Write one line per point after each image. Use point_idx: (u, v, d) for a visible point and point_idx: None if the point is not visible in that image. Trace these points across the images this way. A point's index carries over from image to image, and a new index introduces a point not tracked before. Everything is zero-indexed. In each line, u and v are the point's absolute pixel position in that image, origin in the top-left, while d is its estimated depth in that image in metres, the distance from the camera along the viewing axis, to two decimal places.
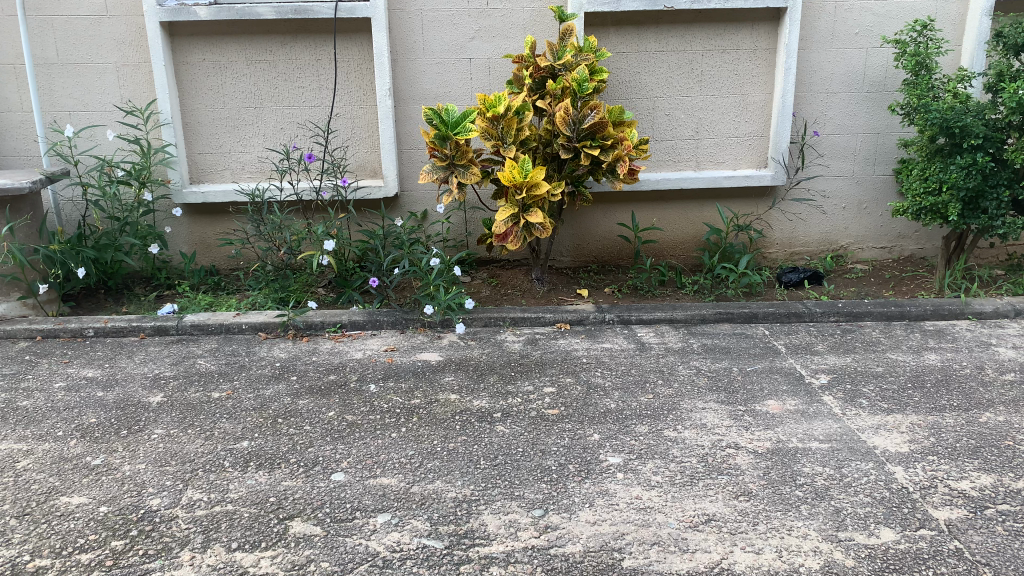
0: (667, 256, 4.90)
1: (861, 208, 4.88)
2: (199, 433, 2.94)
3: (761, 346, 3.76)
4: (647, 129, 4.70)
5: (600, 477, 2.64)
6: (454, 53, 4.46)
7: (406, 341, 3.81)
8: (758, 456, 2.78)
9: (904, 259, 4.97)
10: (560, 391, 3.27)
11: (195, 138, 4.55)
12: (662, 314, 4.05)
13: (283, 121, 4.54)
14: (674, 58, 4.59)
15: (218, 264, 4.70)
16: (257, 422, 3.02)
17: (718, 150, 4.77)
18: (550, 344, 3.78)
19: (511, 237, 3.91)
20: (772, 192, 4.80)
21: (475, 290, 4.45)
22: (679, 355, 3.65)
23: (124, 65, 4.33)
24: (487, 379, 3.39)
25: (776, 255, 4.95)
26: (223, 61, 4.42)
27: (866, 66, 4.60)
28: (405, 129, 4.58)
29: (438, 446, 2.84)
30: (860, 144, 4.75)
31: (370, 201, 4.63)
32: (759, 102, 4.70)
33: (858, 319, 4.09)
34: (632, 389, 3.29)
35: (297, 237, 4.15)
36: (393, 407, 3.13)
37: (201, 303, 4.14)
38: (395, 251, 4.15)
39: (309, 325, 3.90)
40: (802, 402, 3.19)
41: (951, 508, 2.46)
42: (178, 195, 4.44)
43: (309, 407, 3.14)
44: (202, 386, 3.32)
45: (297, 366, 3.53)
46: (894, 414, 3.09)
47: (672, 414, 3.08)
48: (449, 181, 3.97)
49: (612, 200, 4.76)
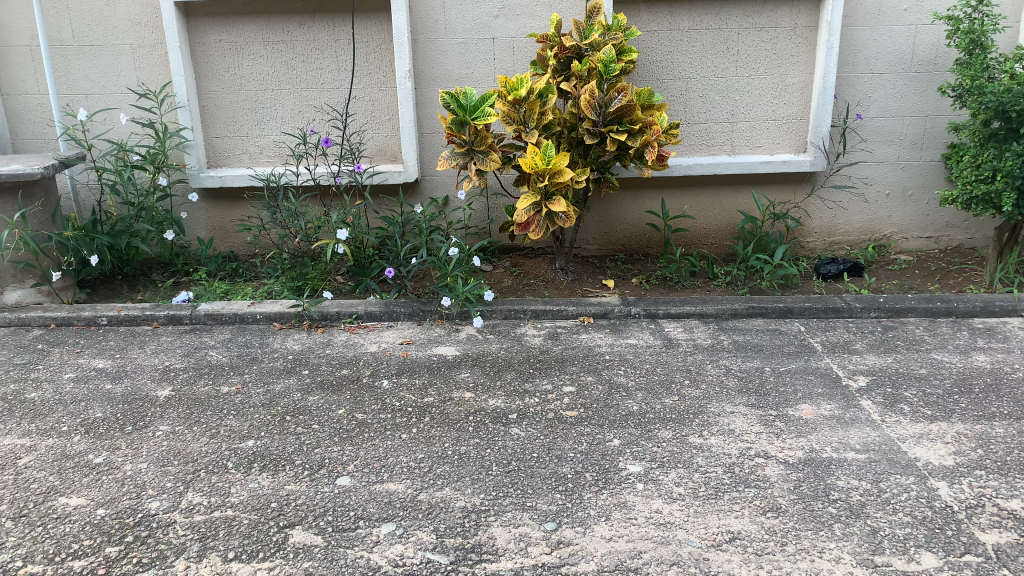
0: (698, 245, 4.69)
1: (906, 195, 4.60)
2: (204, 430, 2.84)
3: (796, 344, 3.55)
4: (679, 112, 4.49)
5: (619, 488, 2.49)
6: (476, 33, 4.28)
7: (423, 334, 3.68)
8: (789, 467, 2.61)
9: (952, 251, 4.68)
10: (580, 391, 3.12)
11: (212, 122, 4.45)
12: (691, 307, 3.85)
13: (300, 104, 4.42)
14: (708, 36, 4.35)
15: (237, 250, 4.61)
16: (265, 419, 2.92)
17: (754, 134, 4.53)
18: (572, 338, 3.62)
19: (533, 227, 3.74)
20: (811, 178, 4.55)
21: (496, 280, 4.30)
22: (707, 353, 3.46)
23: (140, 47, 4.23)
24: (504, 376, 3.24)
25: (814, 245, 4.70)
26: (240, 43, 4.30)
27: (915, 44, 4.31)
28: (425, 113, 4.42)
29: (449, 450, 2.70)
30: (907, 128, 4.46)
31: (389, 186, 4.50)
32: (798, 83, 4.44)
33: (901, 316, 3.84)
34: (656, 389, 3.12)
35: (313, 224, 4.04)
36: (405, 406, 3.01)
37: (217, 291, 4.07)
38: (413, 240, 4.01)
39: (325, 317, 3.79)
40: (838, 407, 3.00)
41: (1000, 531, 2.26)
42: (195, 180, 4.35)
43: (319, 403, 3.03)
44: (211, 380, 3.24)
45: (310, 360, 3.43)
46: (938, 422, 2.88)
47: (698, 419, 2.90)
48: (469, 167, 3.82)
49: (642, 186, 4.56)
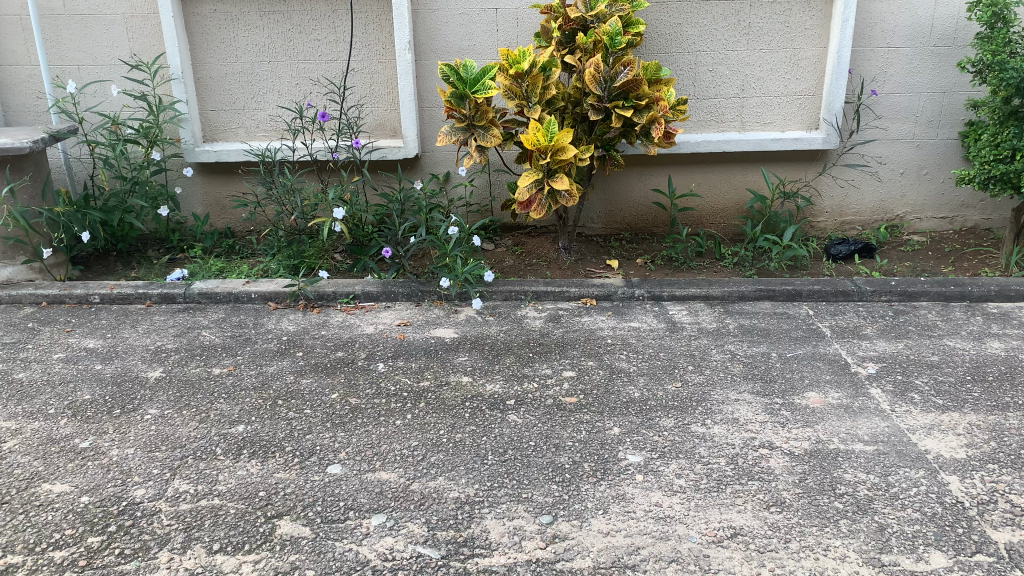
0: (706, 224, 4.57)
1: (921, 174, 4.46)
2: (194, 415, 2.78)
3: (804, 328, 3.45)
4: (687, 87, 4.35)
5: (618, 479, 2.41)
6: (479, 3, 4.14)
7: (421, 316, 3.60)
8: (794, 459, 2.53)
9: (967, 232, 4.54)
10: (580, 376, 3.03)
11: (207, 94, 4.34)
12: (696, 290, 3.75)
13: (298, 76, 4.30)
14: (719, 8, 4.20)
15: (234, 226, 4.52)
16: (256, 403, 2.85)
17: (764, 111, 4.39)
18: (573, 321, 3.53)
19: (535, 205, 3.64)
20: (824, 156, 4.41)
21: (497, 260, 4.20)
22: (712, 337, 3.36)
23: (133, 16, 4.11)
24: (503, 360, 3.16)
25: (824, 225, 4.58)
26: (235, 12, 4.18)
27: (934, 17, 4.14)
28: (426, 86, 4.29)
29: (444, 438, 2.63)
30: (923, 105, 4.31)
31: (387, 162, 4.39)
32: (812, 57, 4.29)
33: (913, 300, 3.72)
34: (658, 375, 3.03)
35: (309, 201, 3.94)
36: (400, 391, 2.93)
37: (212, 269, 3.99)
38: (412, 217, 3.91)
39: (321, 296, 3.71)
40: (846, 396, 2.90)
41: (1013, 529, 2.17)
42: (189, 154, 4.25)
43: (312, 387, 2.96)
44: (203, 361, 3.18)
45: (305, 341, 3.35)
46: (950, 413, 2.79)
47: (702, 407, 2.82)
48: (469, 143, 3.70)
49: (649, 164, 4.43)
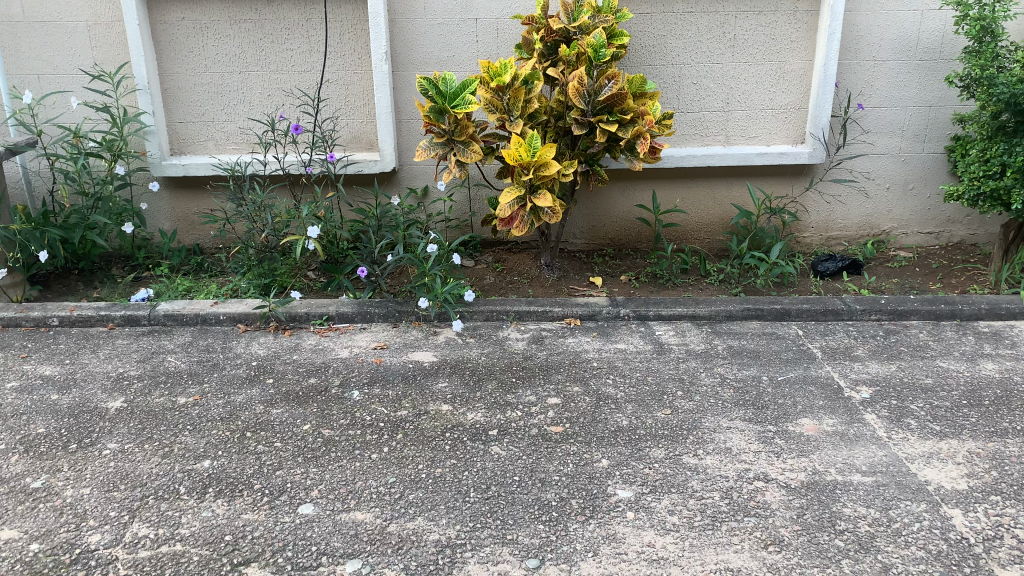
0: (690, 240, 4.48)
1: (907, 189, 4.40)
2: (156, 449, 2.61)
3: (794, 349, 3.35)
4: (671, 100, 4.25)
5: (607, 517, 2.28)
6: (458, 13, 4.02)
7: (399, 338, 3.46)
8: (790, 492, 2.42)
9: (953, 247, 4.48)
10: (566, 403, 2.90)
11: (175, 106, 4.17)
12: (683, 309, 3.64)
13: (270, 87, 4.14)
14: (704, 20, 4.11)
15: (203, 243, 4.35)
16: (223, 436, 2.70)
17: (749, 124, 4.31)
18: (557, 342, 3.40)
19: (517, 222, 3.52)
20: (810, 171, 4.33)
21: (478, 277, 4.07)
22: (701, 360, 3.24)
23: (96, 24, 3.93)
24: (484, 387, 3.02)
25: (810, 240, 4.50)
26: (204, 21, 4.01)
27: (920, 30, 4.08)
28: (403, 98, 4.16)
29: (423, 473, 2.48)
30: (909, 119, 4.25)
31: (363, 176, 4.24)
32: (797, 70, 4.21)
33: (903, 318, 3.64)
34: (647, 402, 2.91)
35: (280, 218, 3.74)
36: (376, 421, 2.79)
37: (179, 289, 3.82)
38: (389, 234, 3.77)
39: (293, 318, 3.56)
40: (841, 422, 2.79)
41: (1023, 568, 2.07)
42: (156, 168, 4.07)
43: (282, 418, 2.81)
44: (168, 390, 3.01)
45: (275, 367, 3.20)
46: (948, 440, 2.69)
47: (693, 436, 2.70)
48: (449, 159, 3.57)
49: (633, 178, 4.33)
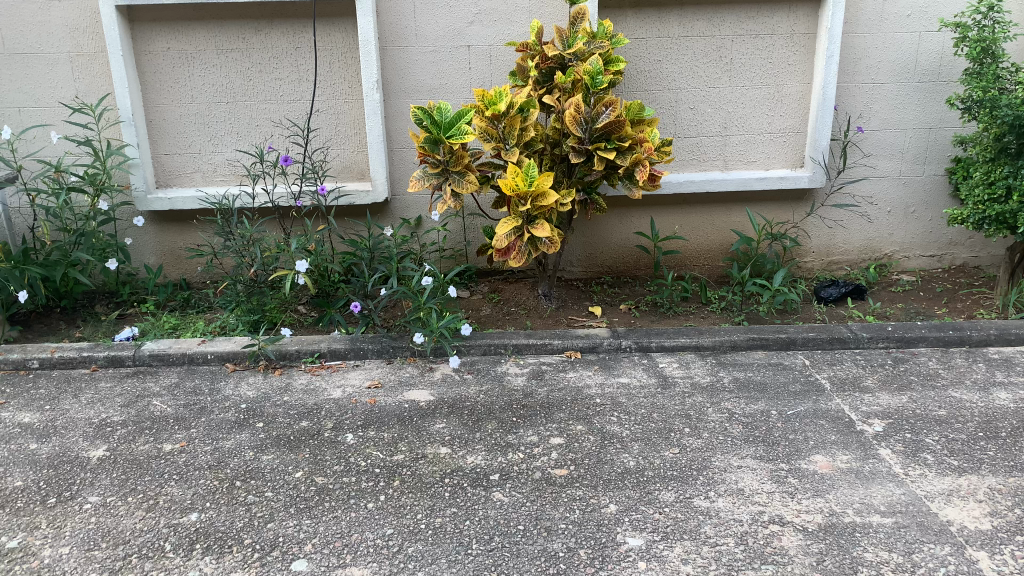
0: (689, 266, 4.39)
1: (909, 212, 4.33)
2: (140, 502, 2.48)
3: (802, 381, 3.25)
4: (668, 125, 4.18)
5: (618, 568, 2.16)
6: (451, 41, 3.95)
7: (394, 375, 3.35)
8: (808, 536, 2.29)
9: (957, 270, 4.42)
10: (569, 443, 2.79)
11: (160, 137, 4.07)
12: (686, 340, 3.54)
13: (258, 117, 4.05)
14: (700, 44, 4.06)
15: (190, 277, 4.24)
16: (211, 486, 2.57)
17: (748, 149, 4.25)
18: (557, 377, 3.29)
19: (514, 253, 3.41)
20: (810, 195, 4.27)
21: (474, 309, 3.97)
22: (707, 394, 3.14)
23: (78, 55, 3.83)
24: (484, 427, 2.90)
25: (812, 265, 4.42)
26: (190, 51, 3.92)
27: (918, 52, 4.04)
28: (395, 127, 4.08)
29: (422, 523, 2.36)
30: (909, 141, 4.20)
31: (355, 207, 4.15)
32: (794, 93, 4.16)
33: (911, 346, 3.55)
34: (654, 441, 2.80)
35: (269, 252, 3.61)
36: (372, 466, 2.67)
37: (165, 327, 3.70)
38: (383, 267, 3.67)
39: (283, 356, 3.45)
40: (855, 459, 2.68)
41: None
42: (141, 202, 3.96)
43: (273, 465, 2.69)
44: (153, 436, 2.88)
45: (265, 410, 3.08)
46: (967, 475, 2.58)
47: (702, 477, 2.59)
48: (443, 189, 3.48)
49: (630, 205, 4.25)
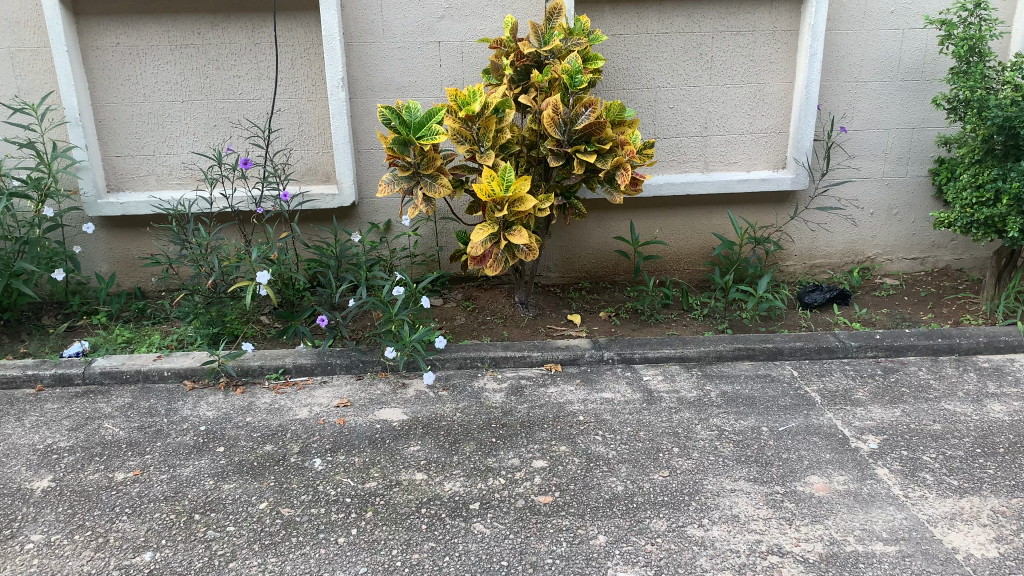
0: (669, 271, 4.26)
1: (891, 214, 4.25)
2: (88, 541, 2.26)
3: (792, 394, 3.12)
4: (647, 125, 4.04)
5: None
6: (420, 36, 3.75)
7: (364, 392, 3.16)
8: (810, 568, 2.13)
9: (940, 273, 4.35)
10: (553, 466, 2.63)
11: (110, 138, 3.81)
12: (670, 350, 3.40)
13: (215, 117, 3.82)
14: (680, 41, 3.91)
15: (144, 286, 4.00)
16: (167, 521, 2.36)
17: (729, 150, 4.12)
18: (538, 393, 3.13)
19: (491, 260, 3.24)
20: (793, 198, 4.17)
21: (447, 318, 3.79)
22: (695, 410, 3.00)
23: (19, 50, 3.56)
24: (462, 450, 2.73)
25: (794, 269, 4.31)
26: (141, 46, 3.68)
27: (901, 50, 3.95)
28: (362, 127, 3.87)
29: (398, 560, 2.17)
30: (892, 142, 4.11)
31: (320, 212, 3.94)
32: (775, 93, 4.05)
33: (900, 355, 3.45)
34: (642, 463, 2.65)
35: (229, 261, 3.35)
36: (342, 496, 2.48)
37: (117, 341, 3.47)
38: (351, 277, 3.47)
39: (245, 372, 3.24)
40: (852, 480, 2.55)
41: None
42: (91, 207, 3.71)
43: (235, 495, 2.48)
44: (104, 464, 2.66)
45: (226, 432, 2.87)
46: (969, 497, 2.45)
47: (695, 503, 2.44)
48: (415, 193, 3.28)
49: (609, 209, 4.10)
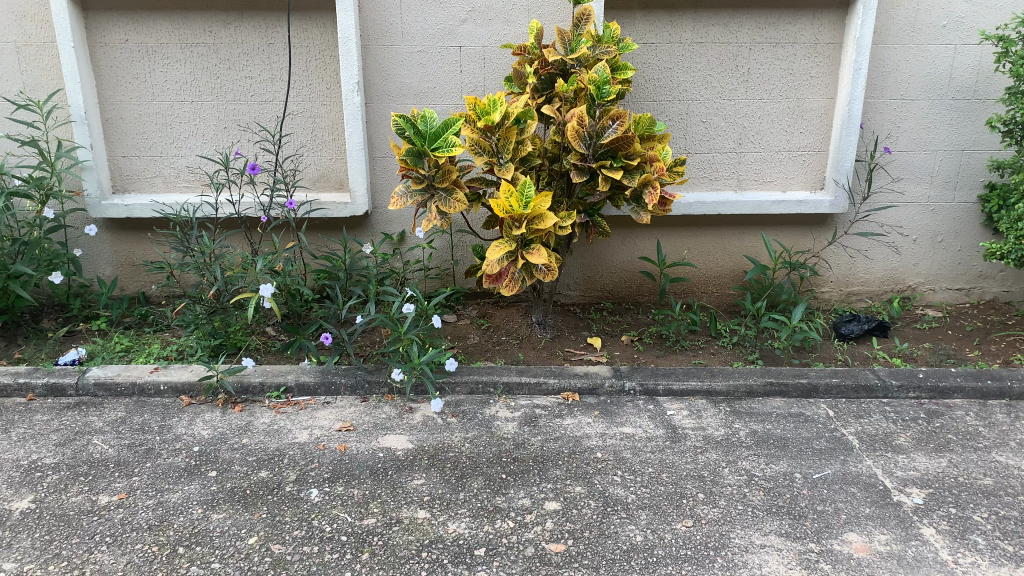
0: (696, 294, 4.05)
1: (936, 241, 4.00)
2: (63, 572, 2.09)
3: (827, 437, 2.89)
4: (677, 140, 3.83)
5: None
6: (441, 40, 3.57)
7: (368, 416, 2.98)
8: None
9: (986, 306, 4.09)
10: (566, 509, 2.42)
11: (117, 138, 3.67)
12: (696, 383, 3.19)
13: (226, 119, 3.66)
14: (715, 52, 3.70)
15: (148, 291, 3.85)
16: (149, 553, 2.18)
17: (764, 168, 3.90)
18: (552, 424, 2.93)
19: (506, 279, 3.03)
20: (830, 222, 3.93)
21: (460, 336, 3.61)
22: (722, 450, 2.78)
23: (25, 45, 3.44)
24: (469, 486, 2.53)
25: (829, 297, 4.08)
26: (151, 44, 3.53)
27: (952, 67, 3.70)
28: (378, 133, 3.70)
29: None
30: (939, 165, 3.86)
31: (331, 220, 3.78)
32: (815, 110, 3.82)
33: (944, 396, 3.21)
34: (663, 509, 2.44)
35: (233, 269, 3.20)
36: (337, 534, 2.29)
37: (115, 349, 3.32)
38: (360, 291, 3.30)
39: (245, 390, 3.08)
40: (895, 540, 2.32)
41: None
42: (95, 209, 3.57)
43: (223, 528, 2.30)
44: (89, 486, 2.49)
45: (220, 455, 2.69)
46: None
47: (721, 559, 2.21)
48: (429, 206, 3.10)
49: (634, 226, 3.90)
